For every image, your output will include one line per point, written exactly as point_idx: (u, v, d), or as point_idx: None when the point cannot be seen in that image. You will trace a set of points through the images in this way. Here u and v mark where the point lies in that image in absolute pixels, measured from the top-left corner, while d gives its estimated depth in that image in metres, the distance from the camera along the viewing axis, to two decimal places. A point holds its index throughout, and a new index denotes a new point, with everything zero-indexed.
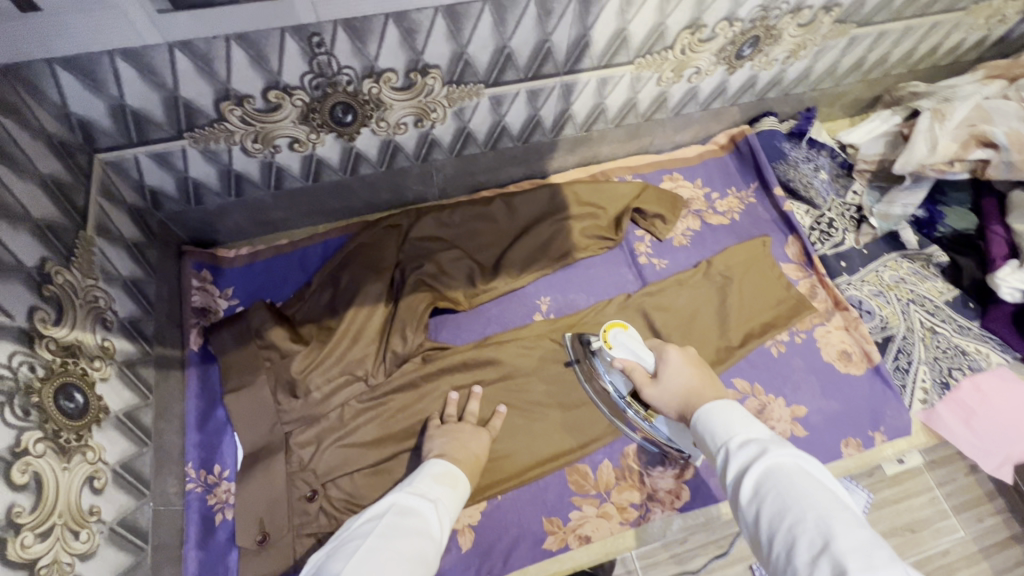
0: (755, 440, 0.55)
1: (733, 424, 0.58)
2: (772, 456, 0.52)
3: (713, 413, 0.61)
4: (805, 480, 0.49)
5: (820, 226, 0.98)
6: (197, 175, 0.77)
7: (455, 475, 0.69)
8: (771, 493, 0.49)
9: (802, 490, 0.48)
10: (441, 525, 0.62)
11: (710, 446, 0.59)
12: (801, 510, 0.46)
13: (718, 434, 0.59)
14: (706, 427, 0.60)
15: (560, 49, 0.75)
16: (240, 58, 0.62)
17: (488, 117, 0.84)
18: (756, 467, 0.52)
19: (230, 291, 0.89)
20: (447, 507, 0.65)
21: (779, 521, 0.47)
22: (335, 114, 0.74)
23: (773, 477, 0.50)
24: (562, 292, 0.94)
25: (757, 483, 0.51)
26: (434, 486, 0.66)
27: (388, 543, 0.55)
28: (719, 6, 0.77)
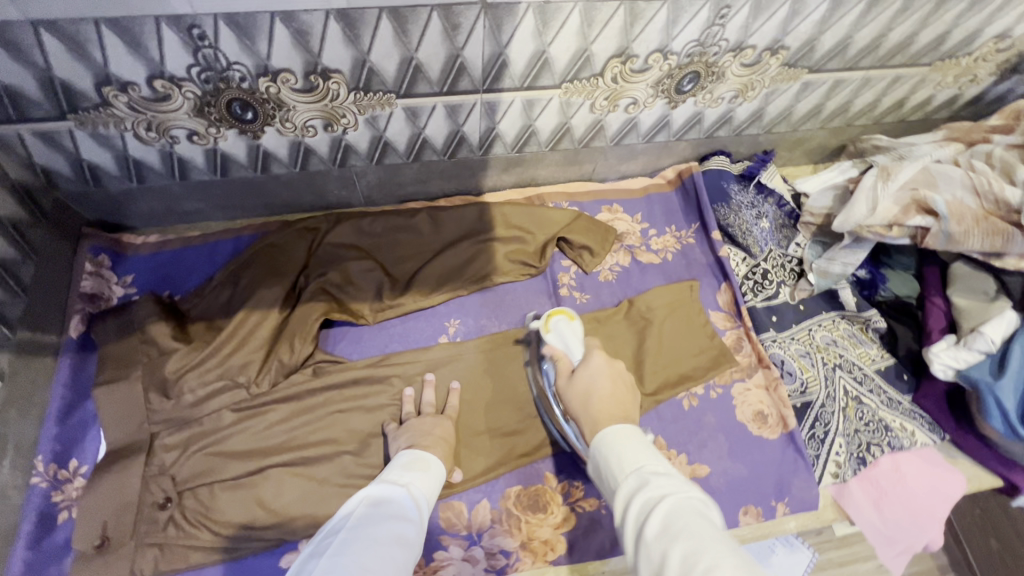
0: (665, 475, 0.50)
1: (643, 454, 0.53)
2: (683, 494, 0.47)
3: (621, 438, 0.55)
4: (714, 528, 0.43)
5: (755, 276, 0.94)
6: (91, 158, 0.75)
7: (426, 458, 0.69)
8: (681, 533, 0.43)
9: (712, 534, 0.43)
10: (418, 505, 0.61)
11: (610, 477, 0.53)
12: (717, 555, 0.41)
13: (625, 463, 0.52)
14: (612, 448, 0.55)
15: (475, 65, 0.71)
16: (115, 44, 0.59)
17: (405, 128, 0.80)
18: (664, 505, 0.46)
19: (129, 278, 0.85)
20: (420, 487, 0.64)
21: (690, 565, 0.40)
22: (233, 110, 0.71)
23: (683, 516, 0.44)
24: (473, 316, 0.90)
25: (668, 518, 0.45)
26: (407, 472, 0.65)
27: (364, 532, 0.52)
28: (649, 37, 0.72)
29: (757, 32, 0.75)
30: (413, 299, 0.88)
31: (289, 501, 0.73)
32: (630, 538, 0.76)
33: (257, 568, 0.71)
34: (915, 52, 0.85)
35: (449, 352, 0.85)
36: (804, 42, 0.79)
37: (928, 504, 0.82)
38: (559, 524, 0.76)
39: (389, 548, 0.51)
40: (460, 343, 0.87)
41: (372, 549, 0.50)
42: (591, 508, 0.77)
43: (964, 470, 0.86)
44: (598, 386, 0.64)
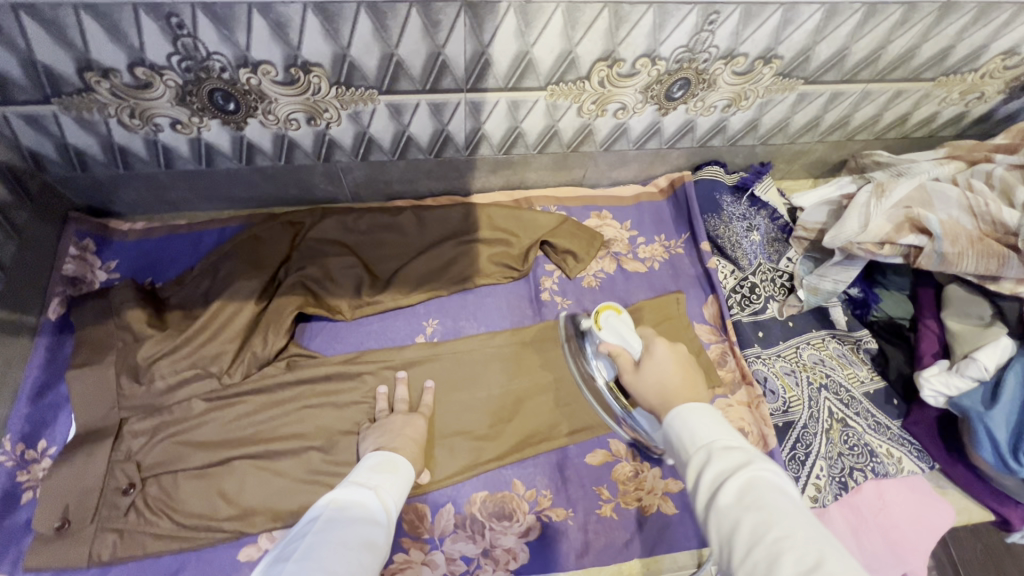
0: (738, 448, 0.49)
1: (715, 427, 0.52)
2: (756, 467, 0.45)
3: (695, 412, 0.54)
4: (789, 502, 0.42)
5: (742, 289, 0.91)
6: (77, 142, 0.76)
7: (394, 460, 0.67)
8: (755, 507, 0.42)
9: (789, 512, 0.42)
10: (388, 507, 0.59)
11: (681, 445, 0.52)
12: (792, 534, 0.40)
13: (696, 435, 0.51)
14: (682, 424, 0.53)
15: (457, 64, 0.71)
16: (94, 30, 0.60)
17: (389, 125, 0.80)
18: (735, 477, 0.45)
19: (113, 264, 0.87)
20: (392, 491, 0.62)
21: (763, 538, 0.40)
22: (215, 100, 0.71)
23: (757, 491, 0.43)
24: (452, 317, 0.89)
25: (740, 491, 0.44)
26: (374, 474, 0.63)
27: (333, 535, 0.50)
28: (636, 41, 0.71)
29: (748, 40, 0.74)
30: (392, 297, 0.88)
31: (251, 494, 0.73)
32: (595, 551, 0.74)
33: (214, 561, 0.70)
34: (917, 66, 0.83)
35: (423, 352, 0.84)
36: (798, 52, 0.77)
37: (912, 536, 0.79)
38: (524, 533, 0.74)
39: (358, 554, 0.49)
40: (436, 343, 0.86)
41: (340, 554, 0.48)
42: (558, 518, 0.75)
43: (953, 502, 0.82)
44: (670, 377, 0.61)
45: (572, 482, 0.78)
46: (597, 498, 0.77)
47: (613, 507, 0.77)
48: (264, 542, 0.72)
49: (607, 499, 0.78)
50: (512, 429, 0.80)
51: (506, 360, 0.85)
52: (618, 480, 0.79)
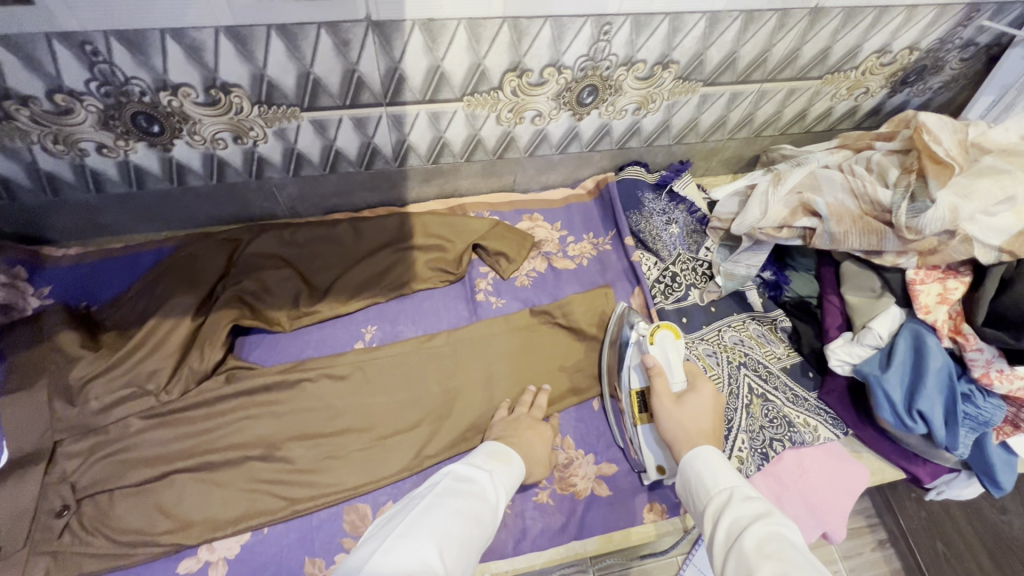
0: (758, 499, 0.56)
1: (736, 478, 0.60)
2: (771, 515, 0.53)
3: (711, 459, 0.63)
4: (794, 546, 0.48)
5: (664, 279, 0.97)
6: (1, 170, 0.77)
7: (506, 453, 0.71)
8: (765, 545, 0.49)
9: (797, 556, 0.47)
10: (496, 491, 0.64)
11: (707, 493, 0.60)
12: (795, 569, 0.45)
13: (722, 483, 0.60)
14: (705, 471, 0.62)
15: (373, 80, 0.75)
16: (8, 59, 0.62)
17: (315, 141, 0.83)
18: (758, 526, 0.51)
19: (45, 290, 0.87)
20: (503, 480, 0.66)
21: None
22: (138, 123, 0.74)
23: (767, 533, 0.50)
24: (390, 322, 0.92)
25: (761, 540, 0.50)
26: (490, 458, 0.68)
27: (450, 501, 0.57)
28: (539, 52, 0.77)
29: (644, 48, 0.80)
30: (331, 306, 0.91)
31: (190, 507, 0.73)
32: (532, 537, 0.77)
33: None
34: (802, 65, 0.91)
35: (360, 357, 0.86)
36: (691, 57, 0.84)
37: (829, 495, 0.84)
38: None
39: (469, 522, 0.56)
40: (374, 348, 0.88)
41: (454, 519, 0.55)
42: None
43: (868, 464, 0.89)
44: (705, 420, 0.69)
45: None
46: (534, 486, 0.80)
47: (549, 493, 0.80)
48: (204, 553, 0.72)
49: (542, 486, 0.80)
50: (449, 425, 0.83)
51: (442, 360, 0.88)
52: (554, 467, 0.82)
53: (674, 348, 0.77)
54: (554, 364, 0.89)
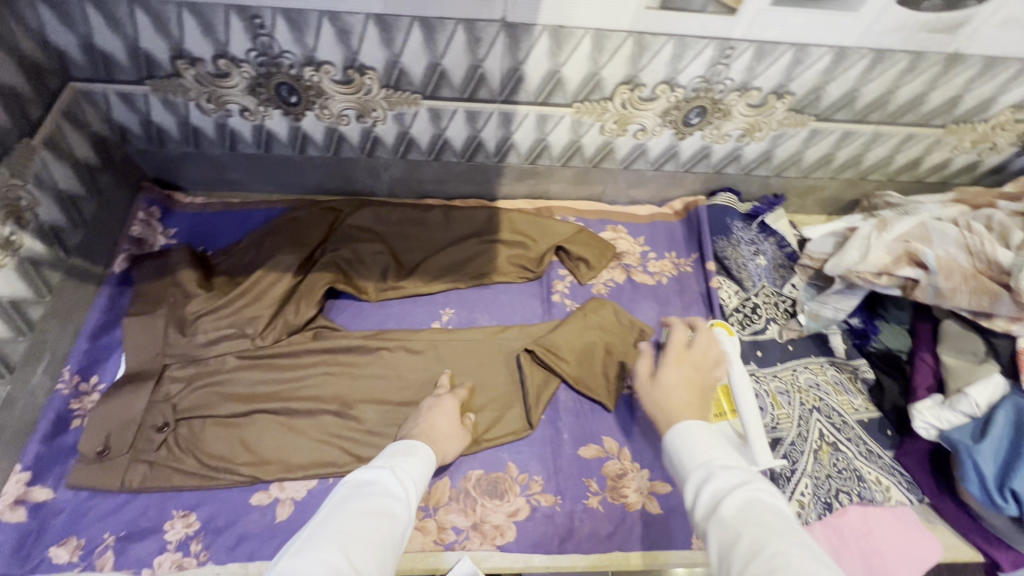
0: (732, 463, 0.50)
1: (709, 443, 0.53)
2: (753, 484, 0.47)
3: (690, 431, 0.54)
4: (775, 514, 0.45)
5: (744, 309, 0.94)
6: (159, 120, 0.87)
7: (412, 446, 0.68)
8: (755, 523, 0.44)
9: (780, 528, 0.43)
10: (407, 485, 0.60)
11: (678, 449, 0.53)
12: (788, 546, 0.41)
13: (694, 441, 0.53)
14: (679, 442, 0.53)
15: (494, 76, 0.79)
16: (191, 24, 0.71)
17: (428, 127, 0.89)
18: (737, 491, 0.46)
19: (173, 231, 0.97)
20: (412, 471, 0.62)
21: (765, 554, 0.41)
22: (281, 92, 0.82)
23: (752, 506, 0.45)
24: (467, 308, 0.95)
25: (743, 510, 0.45)
26: (394, 454, 0.65)
27: (347, 509, 0.53)
28: (657, 68, 0.79)
29: (762, 76, 0.80)
30: (415, 285, 0.95)
31: (268, 445, 0.79)
32: (578, 539, 0.77)
33: (227, 502, 0.76)
34: (926, 112, 0.88)
35: (436, 337, 0.90)
36: (809, 90, 0.83)
37: (893, 563, 0.79)
38: (513, 512, 0.78)
39: (373, 520, 0.53)
40: (450, 330, 0.92)
41: (351, 522, 0.52)
42: (546, 503, 0.79)
43: (942, 538, 0.83)
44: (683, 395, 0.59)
45: (563, 470, 0.81)
46: (585, 489, 0.80)
47: (600, 499, 0.80)
48: (275, 490, 0.78)
49: (594, 491, 0.80)
50: (510, 414, 0.85)
51: (511, 353, 0.90)
52: (607, 475, 0.82)
53: (732, 343, 0.78)
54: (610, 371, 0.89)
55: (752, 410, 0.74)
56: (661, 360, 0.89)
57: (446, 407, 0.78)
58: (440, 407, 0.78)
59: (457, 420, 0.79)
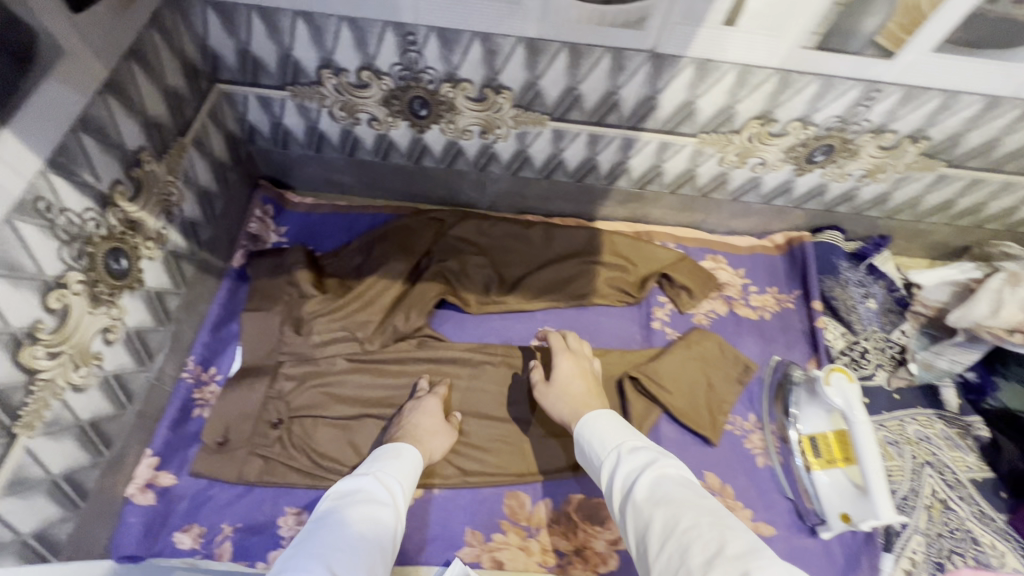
0: (642, 449, 0.64)
1: (620, 434, 0.67)
2: (660, 465, 0.60)
3: (602, 423, 0.70)
4: (683, 489, 0.56)
5: (851, 353, 0.92)
6: (289, 123, 0.89)
7: (398, 447, 0.71)
8: (662, 498, 0.55)
9: (685, 498, 0.55)
10: (391, 488, 0.64)
11: (599, 451, 0.67)
12: (692, 517, 0.52)
13: (608, 441, 0.67)
14: (595, 438, 0.68)
15: (627, 103, 0.80)
16: (346, 37, 0.73)
17: (547, 147, 0.89)
18: (649, 473, 0.59)
19: (284, 229, 1.00)
20: (397, 473, 0.67)
21: (673, 524, 0.52)
22: (413, 105, 0.83)
23: (660, 484, 0.57)
24: (567, 328, 0.96)
25: (651, 489, 0.57)
26: (377, 460, 0.68)
27: (334, 518, 0.57)
28: (794, 105, 0.77)
29: (902, 119, 0.78)
30: (517, 300, 0.96)
31: (377, 450, 0.81)
32: None
33: None
34: None
35: (537, 354, 0.90)
36: (948, 137, 0.81)
37: None
38: (615, 541, 0.78)
39: (358, 530, 0.56)
40: (552, 349, 0.92)
41: (337, 530, 0.55)
42: None
43: None
44: (575, 386, 0.79)
45: None
46: None
47: None
48: None
49: None
50: None
51: (610, 378, 0.90)
52: None
53: (852, 390, 0.76)
54: (711, 403, 0.88)
55: (873, 457, 0.73)
56: (764, 401, 0.89)
57: (430, 406, 0.80)
58: (423, 406, 0.79)
59: (442, 418, 0.80)
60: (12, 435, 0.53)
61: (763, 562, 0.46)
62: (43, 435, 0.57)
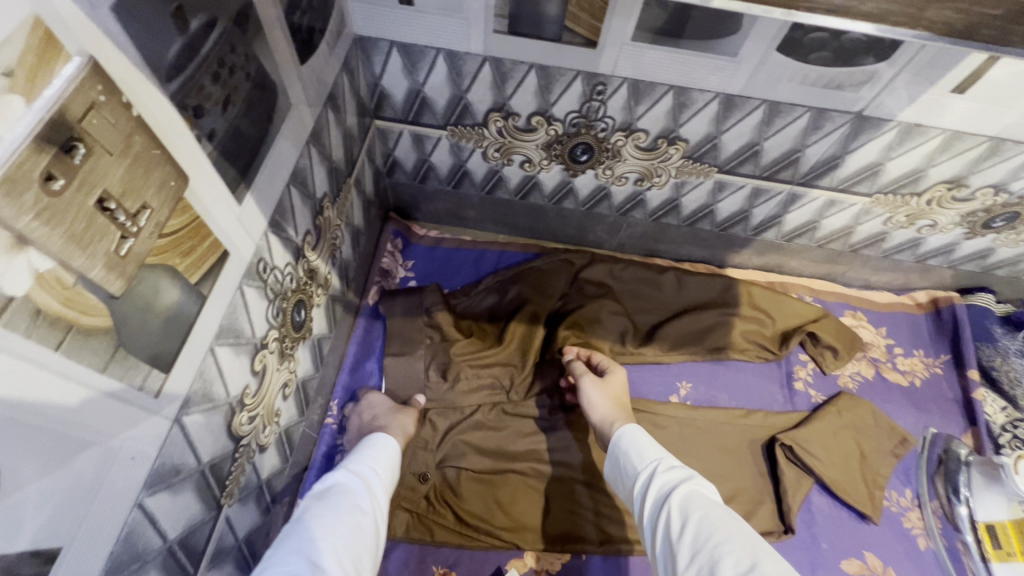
0: (680, 466, 0.57)
1: (656, 448, 0.60)
2: (698, 482, 0.54)
3: (638, 435, 0.62)
4: (719, 509, 0.50)
5: (1016, 430, 0.87)
6: (435, 161, 0.86)
7: (371, 437, 0.63)
8: (698, 513, 0.49)
9: (722, 515, 0.49)
10: (369, 479, 0.56)
11: (628, 465, 0.60)
12: (730, 535, 0.47)
13: (644, 453, 0.60)
14: (628, 448, 0.61)
15: (808, 161, 0.75)
16: (530, 83, 0.69)
17: (703, 197, 0.85)
18: (684, 486, 0.53)
19: (410, 263, 0.97)
20: (371, 461, 0.59)
21: (707, 540, 0.47)
22: (574, 151, 0.80)
23: (694, 499, 0.51)
24: (704, 383, 0.92)
25: (686, 502, 0.51)
26: (353, 453, 0.60)
27: (310, 518, 0.48)
28: (993, 172, 0.73)
29: None
30: (653, 352, 0.91)
31: (523, 510, 0.77)
32: None
33: (486, 565, 0.75)
34: None
35: (679, 413, 0.86)
36: None
37: None
38: None
39: (337, 526, 0.48)
40: (693, 407, 0.88)
41: (318, 530, 0.46)
42: None
43: None
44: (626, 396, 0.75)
45: None
46: None
47: None
48: (530, 560, 0.75)
49: None
50: (763, 511, 0.80)
51: (756, 441, 0.86)
52: None
53: None
54: (866, 475, 0.83)
55: None
56: (921, 477, 0.84)
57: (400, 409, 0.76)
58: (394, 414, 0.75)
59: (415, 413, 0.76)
60: (219, 506, 0.51)
61: None
62: (237, 501, 0.55)
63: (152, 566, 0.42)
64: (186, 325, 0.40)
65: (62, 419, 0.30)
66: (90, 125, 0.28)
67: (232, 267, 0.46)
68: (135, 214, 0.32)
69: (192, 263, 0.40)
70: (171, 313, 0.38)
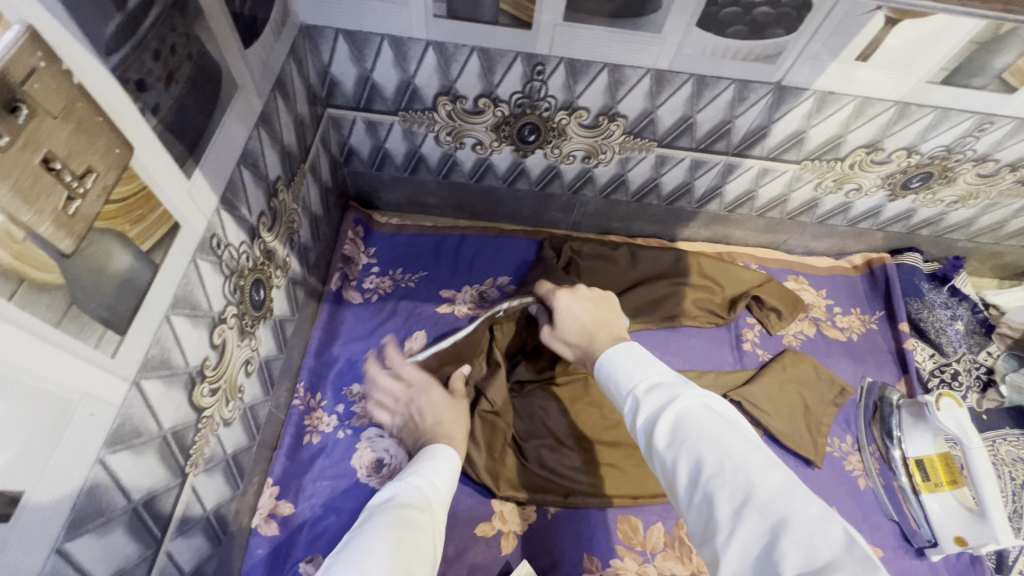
0: (661, 384, 0.49)
1: (637, 368, 0.51)
2: (679, 403, 0.46)
3: (617, 363, 0.53)
4: (708, 426, 0.43)
5: (942, 374, 0.95)
6: (390, 147, 0.89)
7: (431, 450, 0.63)
8: (686, 445, 0.43)
9: (712, 440, 0.42)
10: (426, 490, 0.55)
11: (615, 391, 0.52)
12: (719, 464, 0.41)
13: (621, 380, 0.51)
14: (606, 377, 0.54)
15: (738, 132, 0.81)
16: (473, 66, 0.73)
17: (647, 171, 0.90)
18: (665, 414, 0.45)
19: (372, 250, 0.99)
20: (429, 474, 0.57)
21: (698, 475, 0.42)
22: (522, 131, 0.84)
23: (682, 426, 0.44)
24: (659, 349, 0.97)
25: (671, 434, 0.44)
26: (411, 466, 0.60)
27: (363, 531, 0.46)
28: (904, 135, 0.79)
29: (1006, 149, 0.81)
30: None
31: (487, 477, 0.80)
32: None
33: (456, 530, 0.78)
34: None
35: None
36: None
37: None
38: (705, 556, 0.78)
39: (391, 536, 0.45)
40: None
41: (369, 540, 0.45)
42: None
43: None
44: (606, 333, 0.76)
45: None
46: None
47: None
48: (497, 522, 0.79)
49: None
50: None
51: None
52: None
53: (963, 414, 0.78)
54: (810, 425, 0.89)
55: (989, 483, 0.74)
56: (860, 422, 0.90)
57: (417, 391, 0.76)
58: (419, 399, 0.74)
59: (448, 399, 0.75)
60: (184, 474, 0.53)
61: (797, 508, 0.37)
62: (202, 472, 0.57)
63: (118, 524, 0.44)
64: (139, 291, 0.42)
65: (21, 365, 0.32)
66: (32, 89, 0.30)
67: (184, 239, 0.48)
68: (81, 176, 0.35)
69: (141, 232, 0.42)
70: (123, 277, 0.40)
